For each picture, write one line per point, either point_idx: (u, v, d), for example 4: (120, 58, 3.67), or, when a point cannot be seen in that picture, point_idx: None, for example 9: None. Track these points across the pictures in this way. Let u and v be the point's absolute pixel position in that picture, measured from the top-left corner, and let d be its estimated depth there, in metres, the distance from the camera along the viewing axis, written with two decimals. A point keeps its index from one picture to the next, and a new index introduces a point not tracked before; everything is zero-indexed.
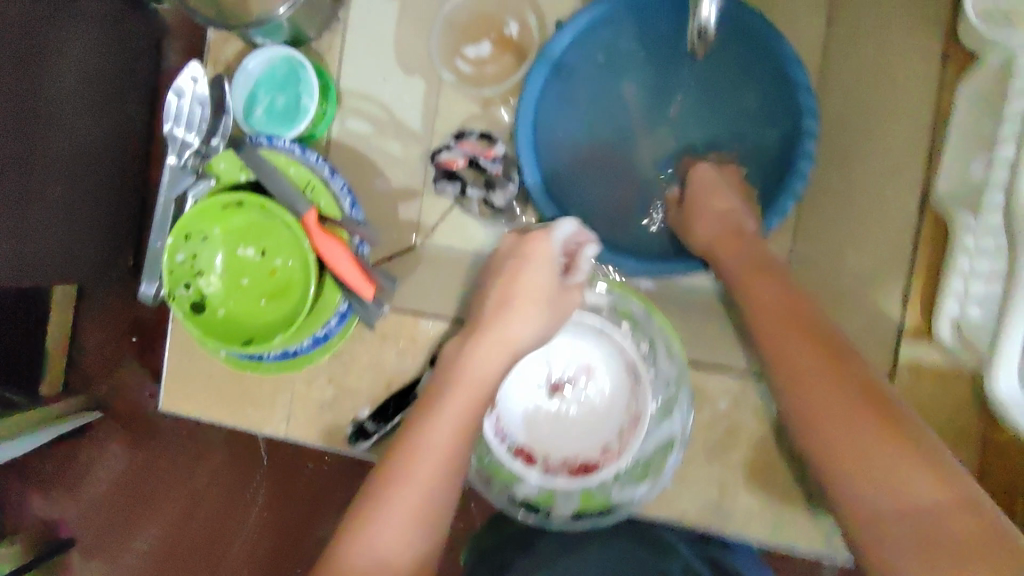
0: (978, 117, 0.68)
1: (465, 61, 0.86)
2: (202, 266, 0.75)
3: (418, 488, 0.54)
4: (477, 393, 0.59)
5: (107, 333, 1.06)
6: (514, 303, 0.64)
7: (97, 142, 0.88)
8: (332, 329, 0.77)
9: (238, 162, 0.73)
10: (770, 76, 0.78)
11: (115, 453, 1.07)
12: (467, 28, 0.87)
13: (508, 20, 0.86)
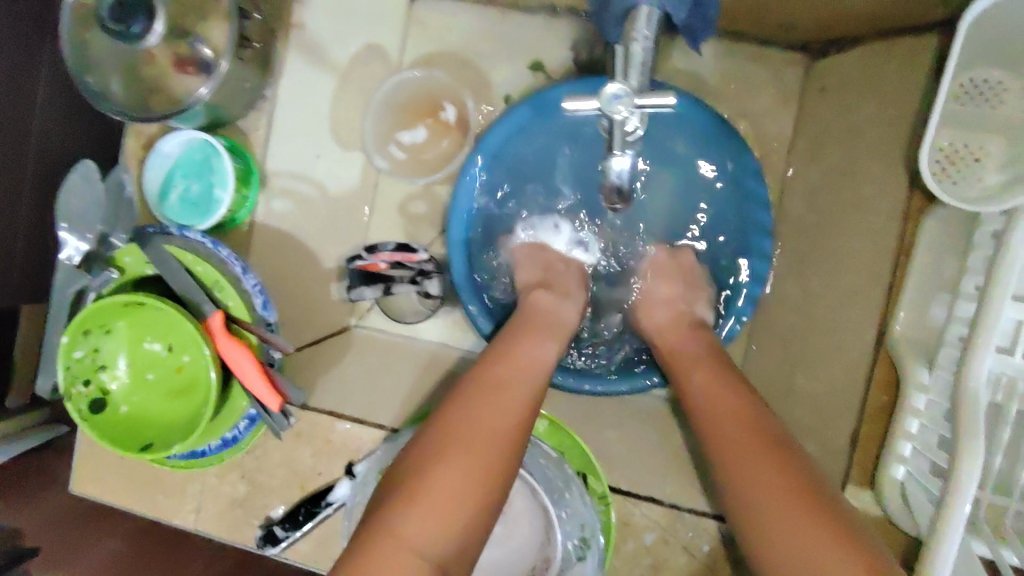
0: (937, 256, 0.62)
1: (399, 147, 0.82)
2: (105, 361, 0.70)
3: (470, 463, 0.53)
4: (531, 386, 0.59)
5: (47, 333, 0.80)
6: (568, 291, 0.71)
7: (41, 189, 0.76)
8: (241, 432, 0.72)
9: (143, 257, 0.68)
10: (722, 180, 0.75)
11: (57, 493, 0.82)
12: (405, 107, 0.82)
13: (445, 105, 0.82)
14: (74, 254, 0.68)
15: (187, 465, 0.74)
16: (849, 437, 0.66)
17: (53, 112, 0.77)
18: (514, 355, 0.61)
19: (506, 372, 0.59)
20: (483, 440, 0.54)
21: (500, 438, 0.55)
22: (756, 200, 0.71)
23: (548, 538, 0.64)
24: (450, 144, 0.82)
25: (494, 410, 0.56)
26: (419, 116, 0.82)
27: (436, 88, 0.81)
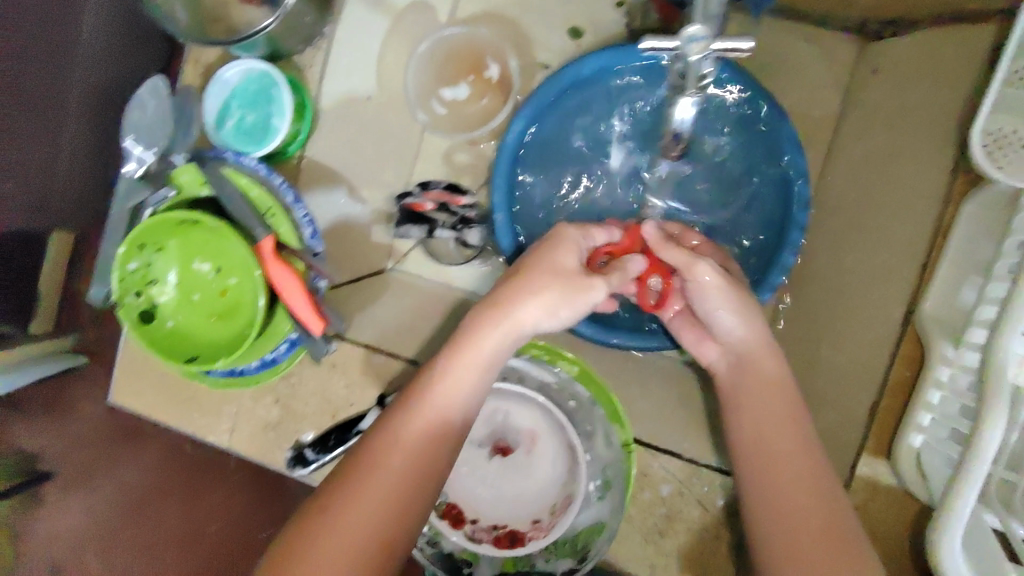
0: (978, 235, 0.62)
1: (441, 103, 0.85)
2: (155, 276, 0.73)
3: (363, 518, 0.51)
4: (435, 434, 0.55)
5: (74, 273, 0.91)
6: (536, 285, 0.58)
7: (104, 120, 0.87)
8: (281, 355, 0.76)
9: (200, 177, 0.70)
10: (763, 151, 0.75)
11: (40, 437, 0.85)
12: (445, 65, 0.84)
13: (490, 62, 0.84)
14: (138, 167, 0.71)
15: (225, 383, 0.78)
16: (868, 410, 0.68)
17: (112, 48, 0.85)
18: (401, 432, 0.54)
19: (387, 453, 0.54)
20: (343, 552, 0.49)
21: (362, 548, 0.50)
22: (795, 174, 0.71)
23: (571, 475, 0.67)
24: (489, 103, 0.84)
25: (366, 508, 0.51)
26: (462, 73, 0.84)
27: (480, 43, 0.83)
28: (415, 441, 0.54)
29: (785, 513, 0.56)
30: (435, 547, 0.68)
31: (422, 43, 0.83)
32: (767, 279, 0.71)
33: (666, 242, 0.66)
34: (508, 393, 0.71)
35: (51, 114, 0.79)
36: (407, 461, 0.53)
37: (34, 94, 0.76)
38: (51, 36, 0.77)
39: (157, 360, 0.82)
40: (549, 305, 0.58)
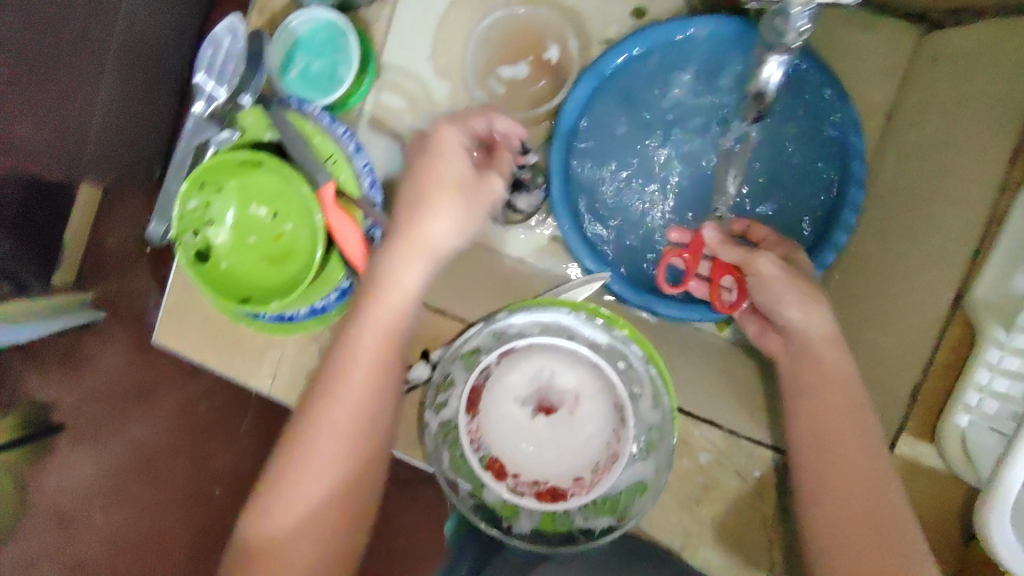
0: None
1: (500, 82, 0.86)
2: (212, 216, 0.74)
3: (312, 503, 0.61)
4: (353, 425, 0.62)
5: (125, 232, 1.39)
6: (428, 199, 0.64)
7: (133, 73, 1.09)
8: (330, 303, 0.76)
9: (264, 120, 0.72)
10: (822, 131, 0.75)
11: (113, 352, 1.38)
12: (504, 46, 0.86)
13: (548, 44, 0.85)
14: (211, 103, 0.72)
15: (272, 329, 0.78)
16: (911, 391, 0.69)
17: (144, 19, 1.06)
18: (347, 375, 0.63)
19: (337, 397, 0.62)
20: (319, 508, 0.61)
21: (340, 483, 0.62)
22: (853, 155, 0.72)
23: (615, 436, 0.68)
24: (546, 87, 0.86)
25: (330, 447, 0.62)
26: (523, 53, 0.85)
27: (537, 23, 0.85)
28: (359, 388, 0.63)
29: (840, 496, 0.60)
30: (477, 498, 0.70)
31: (485, 18, 0.84)
32: (818, 255, 0.72)
33: (725, 244, 0.70)
34: (557, 351, 0.71)
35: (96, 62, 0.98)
36: (355, 408, 0.62)
37: (91, 44, 0.96)
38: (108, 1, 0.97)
39: (206, 300, 0.82)
40: (453, 214, 0.64)
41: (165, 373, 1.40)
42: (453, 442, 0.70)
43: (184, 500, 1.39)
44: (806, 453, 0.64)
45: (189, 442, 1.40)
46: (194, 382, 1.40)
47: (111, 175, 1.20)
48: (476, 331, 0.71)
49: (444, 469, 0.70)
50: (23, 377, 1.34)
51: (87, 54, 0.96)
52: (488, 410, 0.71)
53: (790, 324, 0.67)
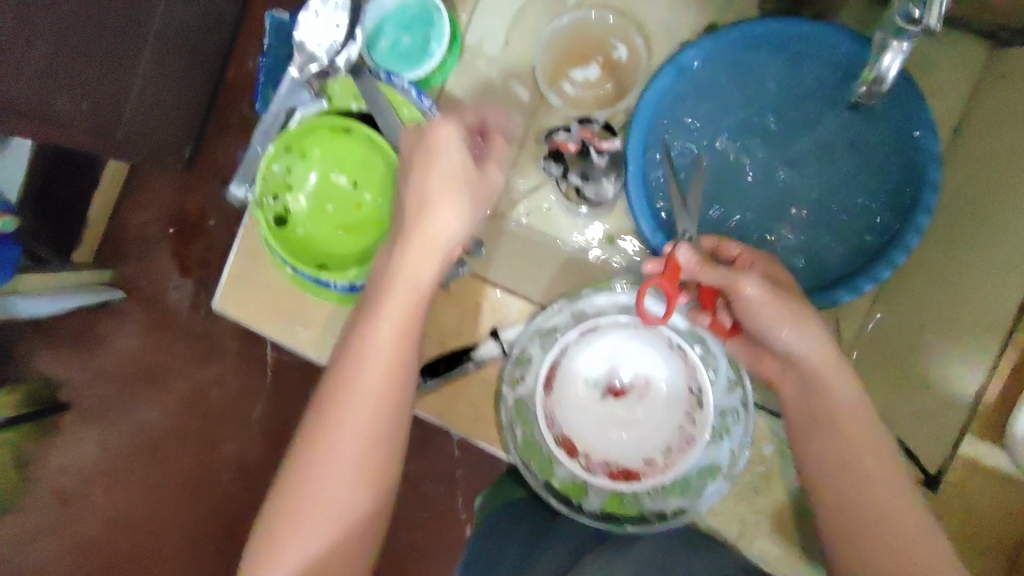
0: None
1: (571, 85, 0.87)
2: (292, 182, 0.74)
3: (319, 505, 0.61)
4: (372, 410, 0.62)
5: (149, 214, 1.41)
6: (433, 199, 0.64)
7: (166, 54, 1.13)
8: None
9: (352, 90, 0.73)
10: (894, 134, 0.76)
11: (127, 333, 1.42)
12: (569, 49, 0.86)
13: (615, 42, 0.85)
14: (309, 65, 0.71)
15: (342, 300, 0.77)
16: (977, 389, 0.70)
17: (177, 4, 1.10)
18: (361, 373, 0.63)
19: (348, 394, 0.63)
20: (329, 508, 0.61)
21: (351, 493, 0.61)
22: (926, 159, 0.72)
23: (688, 419, 0.69)
24: (612, 90, 0.87)
25: (350, 442, 0.62)
26: (590, 54, 0.86)
27: (600, 26, 0.85)
28: (372, 384, 0.63)
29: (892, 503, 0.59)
30: (547, 475, 0.70)
31: (563, 16, 0.83)
32: (887, 256, 0.73)
33: (705, 265, 0.62)
34: (633, 335, 0.71)
35: (130, 34, 1.02)
36: (370, 408, 0.62)
37: (132, 17, 1.00)
38: None
39: (271, 269, 0.82)
40: (457, 210, 0.64)
41: (180, 354, 1.41)
42: (524, 420, 0.71)
43: (187, 481, 1.40)
44: (814, 444, 0.63)
45: (202, 424, 1.40)
46: (206, 367, 1.40)
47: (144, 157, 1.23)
48: (558, 310, 0.71)
49: (514, 450, 0.70)
50: (35, 350, 1.43)
51: (127, 29, 1.01)
52: (560, 387, 0.72)
53: (781, 341, 0.62)
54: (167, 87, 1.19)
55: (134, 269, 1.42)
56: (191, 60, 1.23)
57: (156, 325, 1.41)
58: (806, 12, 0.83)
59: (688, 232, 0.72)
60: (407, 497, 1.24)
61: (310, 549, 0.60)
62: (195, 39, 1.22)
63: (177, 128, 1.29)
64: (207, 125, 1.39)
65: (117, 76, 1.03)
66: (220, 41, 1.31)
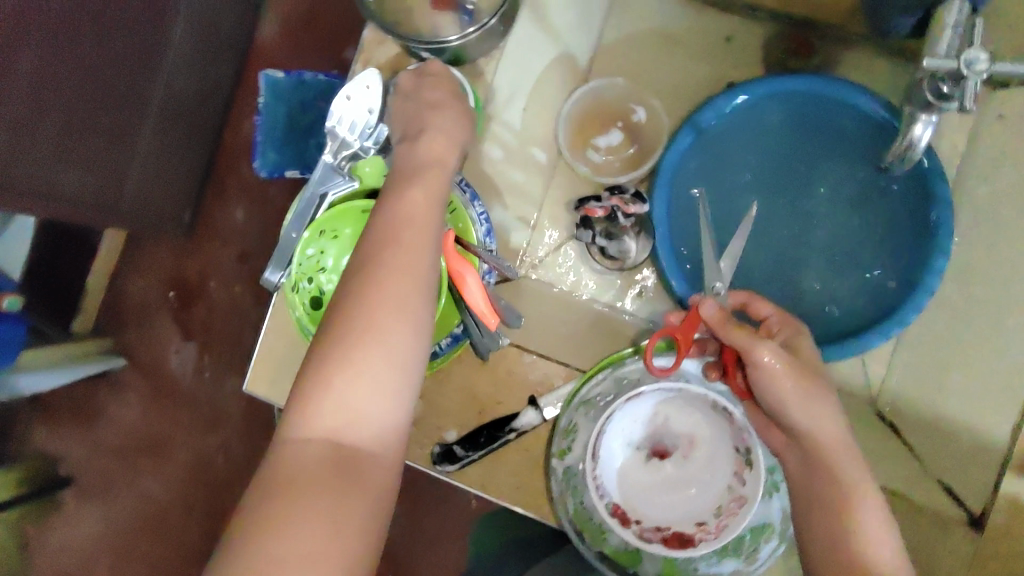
0: None
1: (597, 152, 0.92)
2: (327, 264, 0.74)
3: (349, 377, 0.53)
4: (406, 288, 0.56)
5: (149, 281, 1.39)
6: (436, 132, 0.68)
7: (167, 125, 1.14)
8: (441, 350, 0.76)
9: (382, 170, 0.74)
10: (905, 180, 0.77)
11: (130, 403, 1.39)
12: (593, 118, 0.91)
13: (633, 106, 0.90)
14: (342, 150, 0.74)
15: None
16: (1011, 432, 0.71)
17: (180, 76, 1.12)
18: (375, 312, 0.55)
19: (373, 270, 0.57)
20: (363, 379, 0.54)
21: (383, 373, 0.54)
22: (939, 202, 0.74)
23: (737, 479, 0.68)
24: (633, 155, 0.91)
25: (371, 359, 0.54)
26: (610, 121, 0.91)
27: (615, 94, 0.89)
28: (398, 265, 0.57)
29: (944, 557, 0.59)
30: (600, 546, 0.72)
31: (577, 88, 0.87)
32: (909, 299, 0.74)
33: (726, 322, 0.63)
34: (674, 396, 0.72)
35: (133, 108, 1.03)
36: (402, 277, 0.57)
37: (136, 91, 1.02)
38: (152, 55, 1.03)
39: (302, 346, 0.82)
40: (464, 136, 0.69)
41: (184, 422, 1.38)
42: (574, 488, 0.73)
43: (192, 553, 1.36)
44: (820, 512, 0.62)
45: (206, 494, 1.37)
46: (210, 435, 1.37)
47: (145, 227, 1.22)
48: (602, 378, 0.74)
49: (565, 519, 0.72)
50: (32, 425, 1.41)
51: (131, 103, 1.02)
52: (605, 454, 0.72)
53: (800, 401, 0.62)
54: (168, 156, 1.19)
55: (134, 338, 1.40)
56: (190, 127, 1.24)
57: (157, 394, 1.39)
58: (809, 66, 0.87)
59: (718, 288, 0.70)
60: (428, 559, 1.22)
61: (344, 412, 0.53)
62: (195, 109, 1.23)
63: (178, 196, 1.29)
64: (207, 190, 1.38)
65: (120, 150, 1.03)
66: (219, 110, 1.32)
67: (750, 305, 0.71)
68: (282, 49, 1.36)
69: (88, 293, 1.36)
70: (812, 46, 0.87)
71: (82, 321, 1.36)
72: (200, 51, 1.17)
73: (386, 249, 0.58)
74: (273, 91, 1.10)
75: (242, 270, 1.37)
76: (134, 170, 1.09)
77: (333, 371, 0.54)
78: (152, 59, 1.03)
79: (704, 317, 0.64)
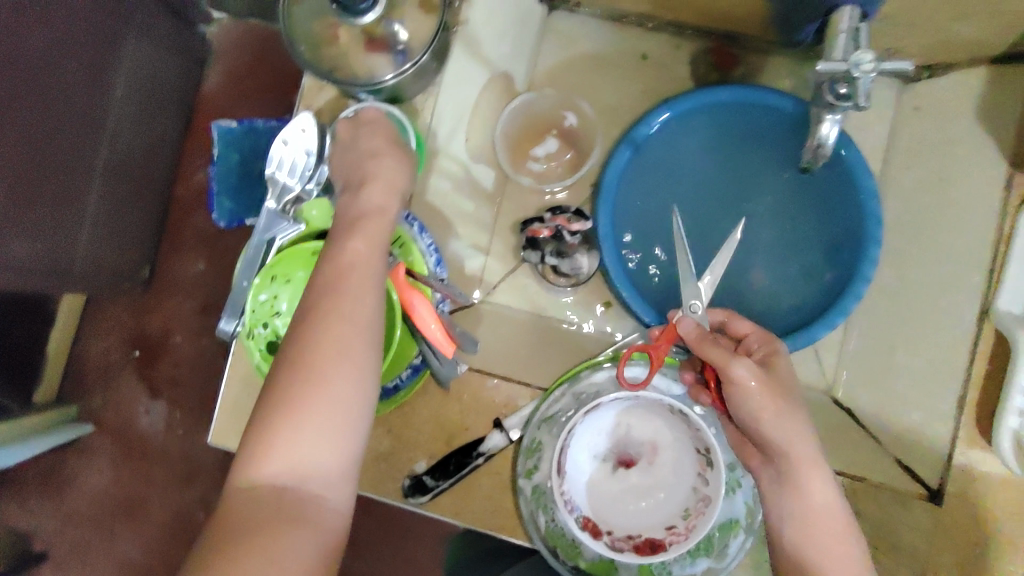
0: None
1: (537, 161, 0.95)
2: (282, 308, 0.74)
3: (302, 416, 0.55)
4: (354, 330, 0.58)
5: (111, 343, 1.37)
6: (375, 175, 0.68)
7: (114, 186, 1.14)
8: (403, 382, 0.77)
9: (329, 211, 0.77)
10: (833, 175, 0.81)
11: (100, 468, 1.36)
12: (528, 130, 0.94)
13: (565, 113, 0.94)
14: (285, 196, 0.76)
15: None
16: (955, 403, 0.77)
17: (124, 137, 1.13)
18: (322, 354, 0.56)
19: (323, 312, 0.58)
20: (314, 420, 0.55)
21: (334, 414, 0.55)
22: (866, 195, 0.77)
23: (702, 479, 0.69)
24: (571, 159, 0.95)
25: (322, 402, 0.55)
26: (544, 131, 0.95)
27: (546, 103, 0.93)
28: (347, 309, 0.58)
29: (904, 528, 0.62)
30: (575, 559, 0.73)
31: (509, 104, 0.90)
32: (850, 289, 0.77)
33: (703, 337, 0.67)
34: (634, 405, 0.74)
35: (77, 171, 1.02)
36: (350, 318, 0.58)
37: (79, 155, 1.02)
38: (92, 119, 1.03)
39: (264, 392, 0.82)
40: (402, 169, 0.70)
41: (159, 481, 1.35)
42: (545, 505, 0.74)
43: None
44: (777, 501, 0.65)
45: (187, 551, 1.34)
46: (187, 489, 1.34)
47: (99, 289, 1.21)
48: (560, 395, 0.77)
49: (538, 537, 0.73)
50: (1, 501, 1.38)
51: (74, 168, 1.02)
52: (571, 469, 0.72)
53: (748, 399, 0.64)
54: (117, 215, 1.18)
55: (100, 402, 1.37)
56: (139, 185, 1.24)
57: (128, 455, 1.36)
58: (734, 75, 0.92)
59: (696, 304, 0.71)
60: None
61: (296, 450, 0.54)
62: (142, 166, 1.23)
63: (131, 255, 1.28)
64: (163, 243, 1.37)
65: (67, 214, 1.03)
66: (169, 165, 1.32)
67: (730, 324, 0.73)
68: (227, 98, 1.37)
69: (49, 361, 1.33)
70: (732, 58, 0.92)
71: (45, 389, 1.33)
72: (142, 110, 1.17)
73: (334, 289, 0.59)
74: (225, 140, 1.11)
75: (207, 322, 1.36)
76: (84, 235, 1.08)
77: (284, 419, 0.55)
78: (93, 124, 1.03)
79: (684, 334, 0.68)
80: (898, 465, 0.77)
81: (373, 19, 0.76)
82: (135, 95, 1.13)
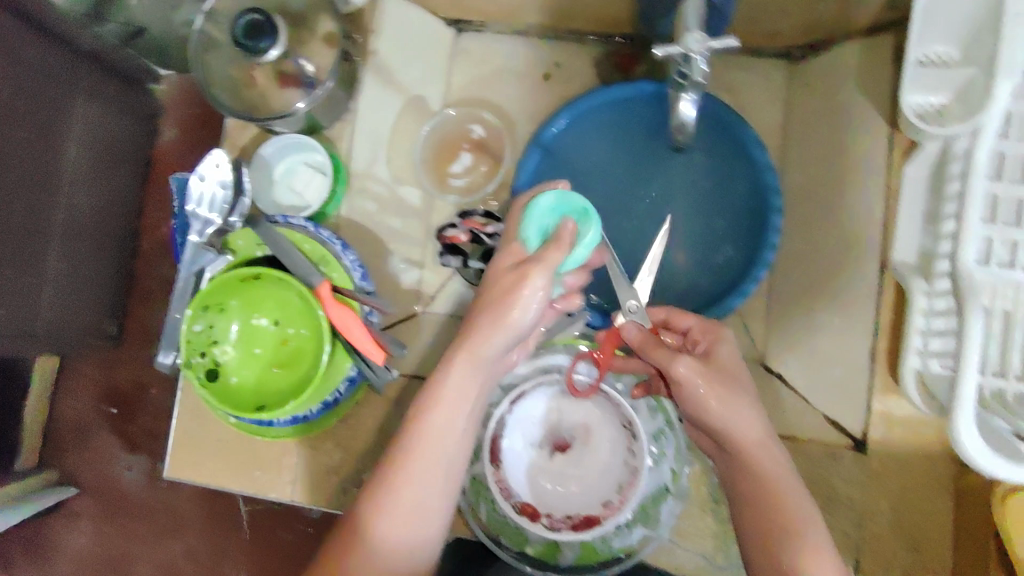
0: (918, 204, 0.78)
1: (457, 177, 0.97)
2: (217, 336, 0.77)
3: (414, 489, 0.67)
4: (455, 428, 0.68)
5: (82, 403, 1.40)
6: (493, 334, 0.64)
7: (74, 246, 1.18)
8: (342, 394, 0.81)
9: (254, 239, 0.81)
10: (731, 151, 0.87)
11: (85, 529, 1.37)
12: (441, 148, 0.97)
13: (470, 125, 0.98)
14: (206, 229, 0.80)
15: (290, 433, 0.81)
16: (869, 354, 0.79)
17: (81, 198, 1.17)
18: (429, 440, 0.67)
19: (438, 403, 0.67)
20: (426, 494, 0.67)
21: (441, 488, 0.68)
22: (760, 167, 0.83)
23: (630, 452, 0.73)
24: (488, 168, 0.98)
25: (429, 477, 0.67)
26: (457, 147, 0.97)
27: (453, 121, 0.98)
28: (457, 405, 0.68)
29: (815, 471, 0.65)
30: (519, 546, 0.76)
31: (424, 126, 0.96)
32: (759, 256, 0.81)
33: (647, 340, 0.69)
34: (561, 391, 0.78)
35: (34, 236, 1.07)
36: (458, 416, 0.68)
37: (35, 222, 1.07)
38: (45, 185, 1.08)
39: (217, 422, 0.85)
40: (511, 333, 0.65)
41: (143, 533, 1.37)
42: (485, 496, 0.77)
43: None
44: None
45: None
46: (172, 539, 1.36)
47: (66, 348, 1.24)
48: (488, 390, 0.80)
49: (480, 527, 0.77)
50: None
51: (33, 234, 1.06)
52: (506, 459, 0.76)
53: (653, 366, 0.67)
54: (80, 275, 1.22)
55: (77, 463, 1.39)
56: (99, 244, 1.28)
57: (109, 514, 1.37)
58: (636, 73, 0.98)
59: (634, 304, 0.73)
60: None
61: (410, 518, 0.67)
62: (100, 226, 1.27)
63: (98, 312, 1.32)
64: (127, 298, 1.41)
65: (26, 279, 1.06)
66: (127, 223, 1.37)
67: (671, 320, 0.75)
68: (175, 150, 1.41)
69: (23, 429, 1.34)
70: (632, 56, 0.98)
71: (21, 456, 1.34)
72: (96, 172, 1.22)
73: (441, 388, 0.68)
74: None
75: None
76: (47, 298, 1.12)
77: (397, 489, 0.66)
78: (46, 190, 1.08)
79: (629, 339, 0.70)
80: (826, 420, 0.81)
81: (276, 56, 0.81)
82: (88, 158, 1.18)
